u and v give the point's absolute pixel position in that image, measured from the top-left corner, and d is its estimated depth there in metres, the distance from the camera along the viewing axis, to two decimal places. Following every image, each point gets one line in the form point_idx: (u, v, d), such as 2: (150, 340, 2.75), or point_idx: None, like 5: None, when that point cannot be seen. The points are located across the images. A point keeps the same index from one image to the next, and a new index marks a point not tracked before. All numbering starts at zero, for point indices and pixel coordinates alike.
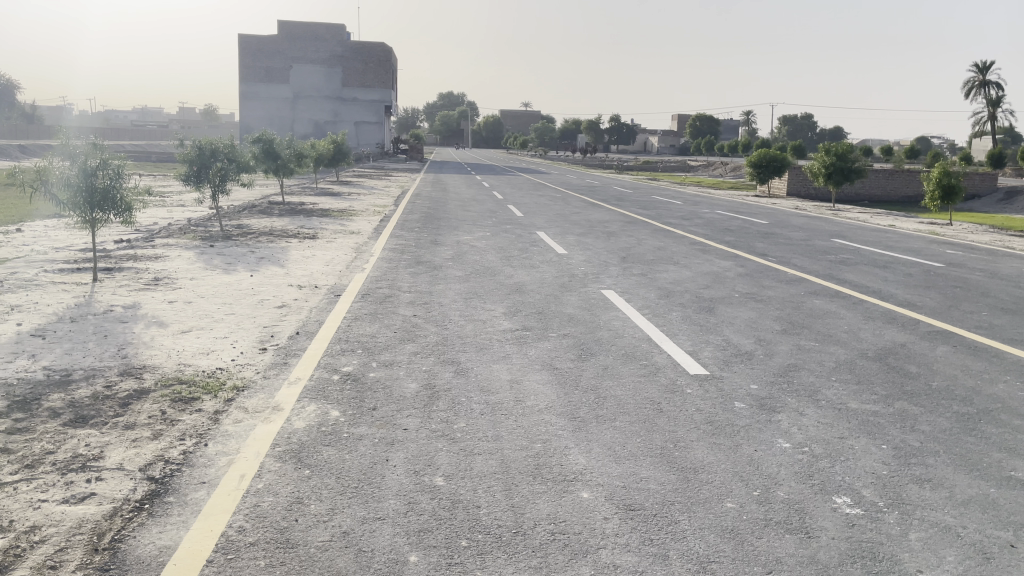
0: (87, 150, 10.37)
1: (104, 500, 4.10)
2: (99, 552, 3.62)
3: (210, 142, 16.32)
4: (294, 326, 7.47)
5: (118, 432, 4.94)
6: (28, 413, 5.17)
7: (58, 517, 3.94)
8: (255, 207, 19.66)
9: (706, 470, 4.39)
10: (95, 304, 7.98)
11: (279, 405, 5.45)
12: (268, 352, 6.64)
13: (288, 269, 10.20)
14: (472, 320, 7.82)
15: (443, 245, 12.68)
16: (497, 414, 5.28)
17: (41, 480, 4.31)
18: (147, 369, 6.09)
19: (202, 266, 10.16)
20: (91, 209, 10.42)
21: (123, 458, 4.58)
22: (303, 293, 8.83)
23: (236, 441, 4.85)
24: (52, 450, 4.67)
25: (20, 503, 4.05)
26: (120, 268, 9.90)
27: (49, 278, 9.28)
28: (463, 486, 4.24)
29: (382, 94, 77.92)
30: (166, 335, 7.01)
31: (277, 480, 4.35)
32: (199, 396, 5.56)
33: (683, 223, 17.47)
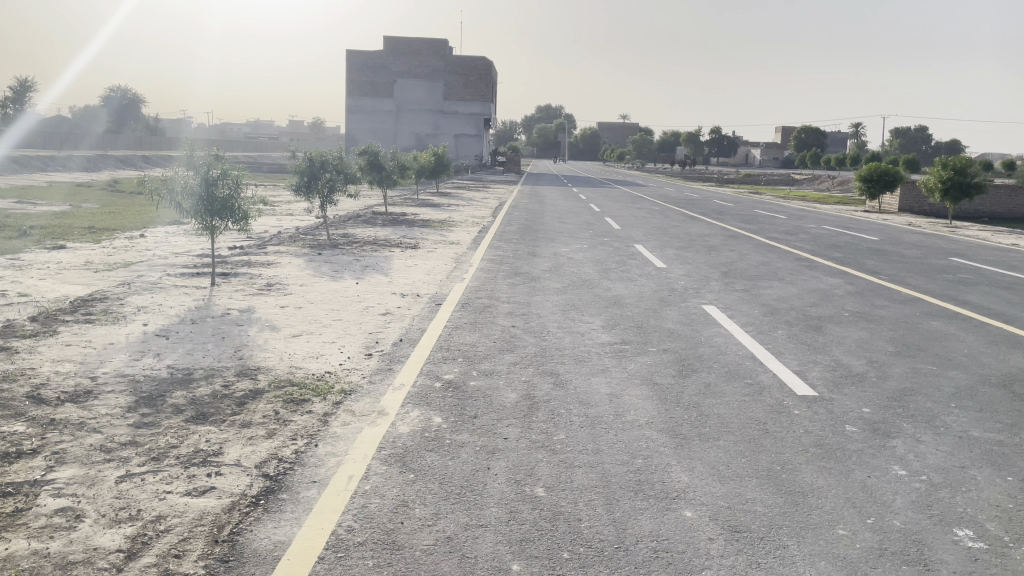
0: (209, 161, 10.94)
1: (223, 494, 4.32)
2: (219, 544, 3.81)
3: (320, 154, 16.97)
4: (397, 333, 7.68)
5: (235, 429, 5.20)
6: (154, 408, 5.50)
7: (181, 508, 4.17)
8: (359, 217, 20.27)
9: (816, 495, 4.25)
10: (213, 307, 8.41)
11: (384, 409, 5.60)
12: (373, 357, 6.85)
13: (392, 278, 10.47)
14: (571, 332, 7.82)
15: (541, 257, 12.75)
16: (597, 427, 5.26)
17: (166, 472, 4.57)
18: (262, 370, 6.38)
19: (311, 273, 10.55)
20: (211, 216, 10.98)
21: (241, 455, 4.82)
22: (406, 301, 9.05)
23: (344, 443, 5.02)
24: (176, 444, 4.95)
25: (147, 494, 4.32)
26: (236, 274, 10.39)
27: (172, 282, 9.85)
28: (565, 498, 4.25)
29: (481, 107, 79.14)
30: (279, 338, 7.33)
31: (383, 482, 4.48)
32: (310, 398, 5.79)
33: (788, 238, 16.99)
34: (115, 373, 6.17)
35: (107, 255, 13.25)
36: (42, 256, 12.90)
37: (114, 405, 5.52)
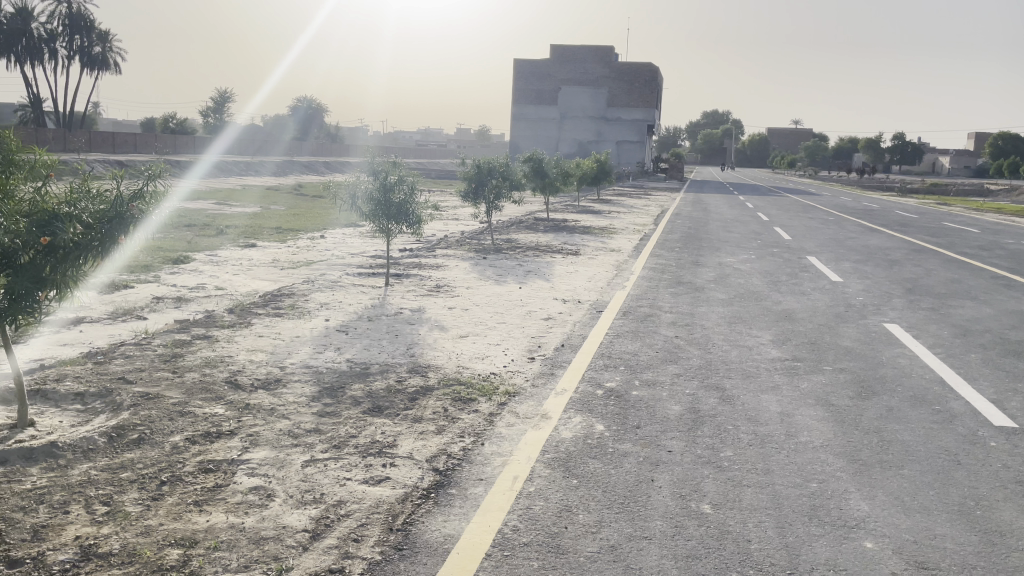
0: (387, 168, 11.55)
1: (398, 485, 4.54)
2: (393, 532, 4.01)
3: (487, 160, 17.45)
4: (560, 338, 7.75)
5: (408, 423, 5.45)
6: (335, 399, 5.88)
7: (359, 495, 4.42)
8: (521, 223, 20.67)
9: (1017, 537, 3.88)
10: (387, 306, 8.87)
11: (547, 413, 5.67)
12: (537, 361, 6.96)
13: (554, 284, 10.59)
14: (738, 346, 7.57)
15: (706, 267, 12.44)
16: (767, 446, 5.07)
17: (346, 460, 4.87)
18: (431, 368, 6.66)
19: (477, 277, 10.86)
20: (387, 220, 11.57)
21: (413, 448, 5.04)
22: (568, 307, 9.12)
23: (509, 444, 5.13)
24: (354, 434, 5.26)
25: (329, 479, 4.62)
26: (407, 275, 10.88)
27: (350, 281, 10.46)
28: (733, 517, 4.13)
29: (645, 113, 78.22)
30: (447, 338, 7.61)
31: (547, 485, 4.53)
32: (476, 398, 5.96)
33: (983, 254, 15.58)
34: (301, 364, 6.65)
35: (292, 253, 14.29)
36: (237, 253, 14.11)
37: (300, 393, 5.95)
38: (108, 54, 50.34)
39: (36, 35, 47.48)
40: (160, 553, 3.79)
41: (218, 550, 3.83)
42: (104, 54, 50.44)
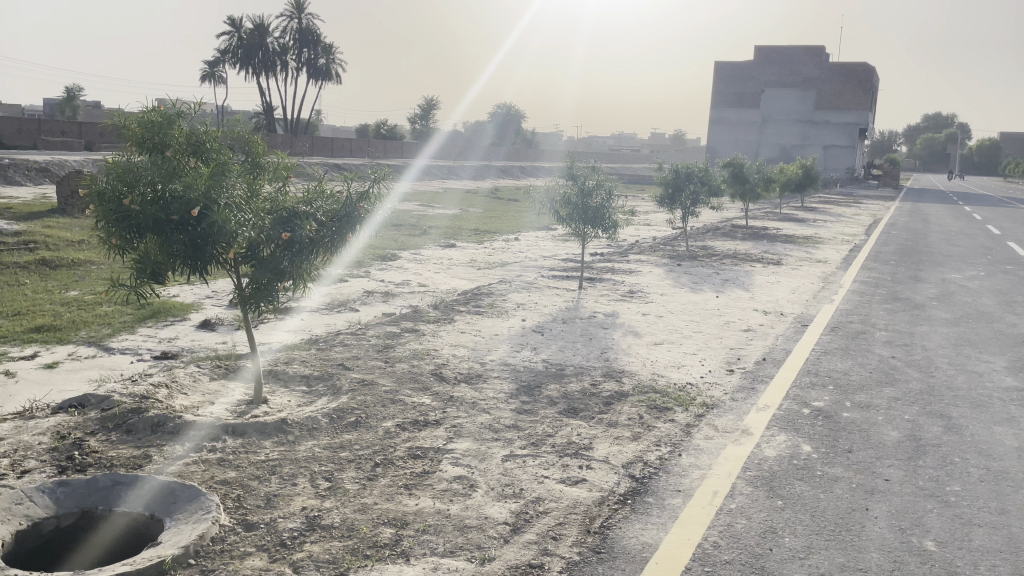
0: (586, 172, 11.66)
1: (594, 488, 4.57)
2: (590, 534, 4.03)
3: (686, 165, 17.13)
4: (760, 351, 7.45)
5: (604, 427, 5.47)
6: (532, 397, 6.02)
7: (557, 494, 4.50)
8: (716, 230, 20.09)
9: None
10: (582, 309, 8.95)
11: (749, 429, 5.47)
12: (736, 374, 6.73)
13: (754, 294, 10.19)
14: (965, 371, 6.90)
15: (925, 283, 11.45)
16: (1002, 484, 4.58)
17: (544, 458, 4.96)
18: (627, 373, 6.63)
19: (672, 284, 10.70)
20: (584, 224, 11.67)
21: (610, 453, 5.05)
22: (769, 319, 8.75)
23: (708, 457, 5.00)
24: (552, 433, 5.36)
25: (528, 475, 4.73)
26: (601, 279, 10.93)
27: (545, 282, 10.68)
28: (962, 558, 3.77)
29: (857, 117, 72.53)
30: (642, 344, 7.56)
31: (749, 504, 4.37)
32: (673, 407, 5.87)
33: None
34: (499, 361, 6.87)
35: (489, 254, 14.79)
36: (439, 252, 14.83)
37: (499, 390, 6.15)
38: (332, 65, 54.69)
39: (271, 48, 52.52)
40: (375, 530, 4.06)
41: (426, 533, 4.04)
42: (326, 65, 54.83)
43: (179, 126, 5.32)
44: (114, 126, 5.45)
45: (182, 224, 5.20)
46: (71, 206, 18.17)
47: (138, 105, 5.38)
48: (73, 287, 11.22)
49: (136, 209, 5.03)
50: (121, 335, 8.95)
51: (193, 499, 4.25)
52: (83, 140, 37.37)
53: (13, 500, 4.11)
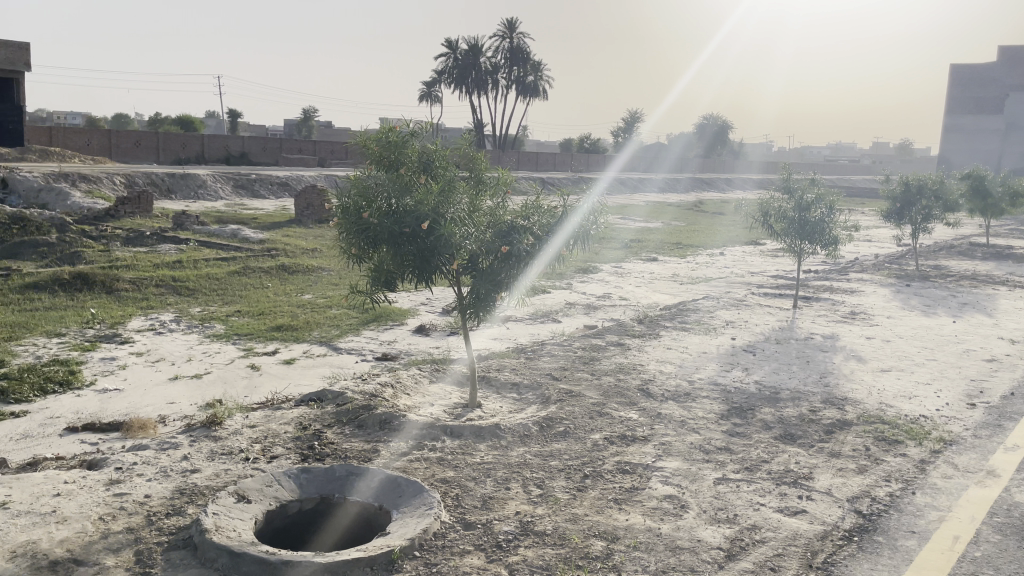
0: (805, 186, 11.10)
1: (816, 520, 4.32)
2: (812, 569, 3.82)
3: (917, 178, 15.79)
4: (1008, 385, 6.69)
5: (824, 457, 5.16)
6: (744, 420, 5.80)
7: (775, 523, 4.30)
8: (951, 248, 18.29)
9: None
10: (797, 330, 8.51)
11: (995, 470, 4.93)
12: (979, 409, 6.08)
13: (998, 320, 9.16)
14: None
15: None
16: None
17: (759, 485, 4.77)
18: (849, 401, 6.21)
19: (900, 306, 9.89)
20: (800, 239, 11.10)
21: (832, 484, 4.76)
22: (1018, 349, 7.83)
23: (947, 498, 4.57)
24: (767, 459, 5.14)
25: (743, 501, 4.57)
26: (819, 299, 10.34)
27: (757, 300, 10.27)
28: None
29: None
30: (866, 370, 7.05)
31: (999, 554, 3.94)
32: (904, 441, 5.42)
33: None
34: (709, 380, 6.70)
35: (692, 269, 14.49)
36: (642, 267, 14.73)
37: (709, 410, 5.99)
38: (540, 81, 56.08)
39: (483, 68, 54.90)
40: (586, 541, 4.10)
41: (637, 550, 4.01)
42: (535, 82, 56.32)
43: (412, 146, 5.72)
44: (356, 147, 5.97)
45: (413, 236, 5.60)
46: (306, 217, 20.02)
47: (378, 126, 5.85)
48: (308, 291, 12.36)
49: (374, 222, 5.47)
50: (348, 337, 9.72)
51: (417, 494, 4.52)
52: (316, 158, 41.11)
53: (265, 482, 4.58)
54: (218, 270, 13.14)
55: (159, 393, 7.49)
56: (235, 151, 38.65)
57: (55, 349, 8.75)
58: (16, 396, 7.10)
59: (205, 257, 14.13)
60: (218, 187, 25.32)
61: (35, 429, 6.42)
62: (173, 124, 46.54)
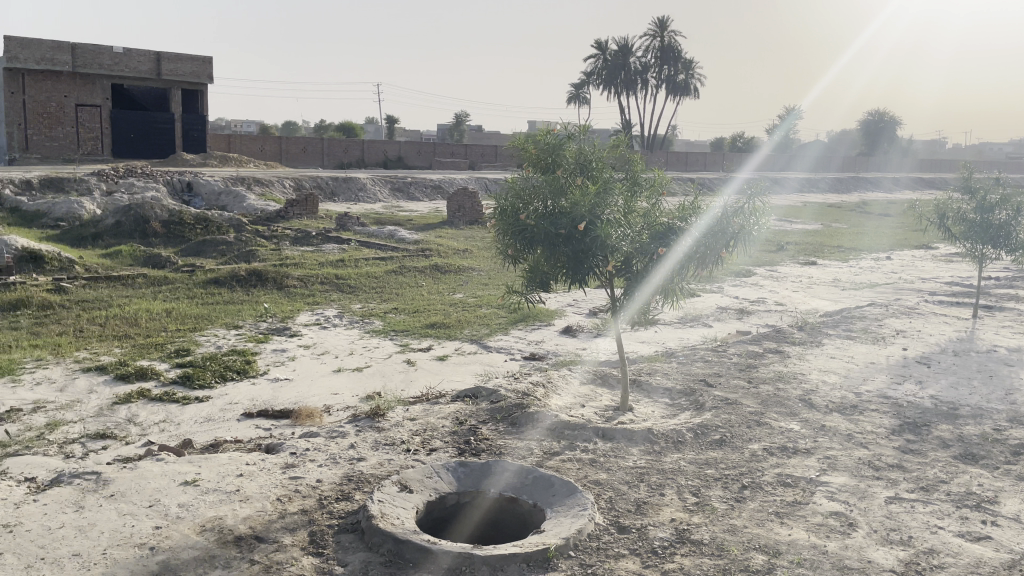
0: (987, 186, 10.24)
1: (1002, 548, 3.98)
2: None
3: None
4: None
5: (1013, 481, 4.74)
6: (918, 436, 5.43)
7: (955, 548, 4.00)
8: None
9: None
10: (978, 341, 7.87)
11: None
12: None
13: None
14: None
15: None
16: None
17: (937, 506, 4.45)
18: None
19: None
20: (981, 243, 10.25)
21: (1022, 511, 4.36)
22: None
23: None
24: (945, 479, 4.78)
25: (918, 522, 4.27)
26: (1003, 308, 9.50)
27: (930, 308, 9.58)
28: None
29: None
30: None
31: None
32: None
33: None
34: (878, 393, 6.31)
35: (855, 274, 13.73)
36: (800, 270, 14.12)
37: (878, 424, 5.65)
38: (690, 79, 54.87)
39: (633, 68, 54.45)
40: (746, 554, 3.98)
41: (802, 567, 3.84)
42: (685, 81, 55.17)
43: (568, 147, 5.74)
44: (514, 148, 6.06)
45: (569, 238, 5.63)
46: (458, 219, 20.63)
47: (535, 129, 5.91)
48: (460, 290, 12.73)
49: (531, 224, 5.57)
50: (497, 335, 9.92)
51: (571, 495, 4.55)
52: (467, 162, 42.27)
53: (426, 473, 4.76)
54: (377, 269, 13.79)
55: (325, 384, 7.96)
56: (392, 155, 40.42)
57: (233, 340, 9.49)
58: (200, 381, 7.76)
59: (364, 256, 14.86)
60: (377, 190, 26.56)
61: (217, 413, 6.99)
62: (336, 131, 49.28)
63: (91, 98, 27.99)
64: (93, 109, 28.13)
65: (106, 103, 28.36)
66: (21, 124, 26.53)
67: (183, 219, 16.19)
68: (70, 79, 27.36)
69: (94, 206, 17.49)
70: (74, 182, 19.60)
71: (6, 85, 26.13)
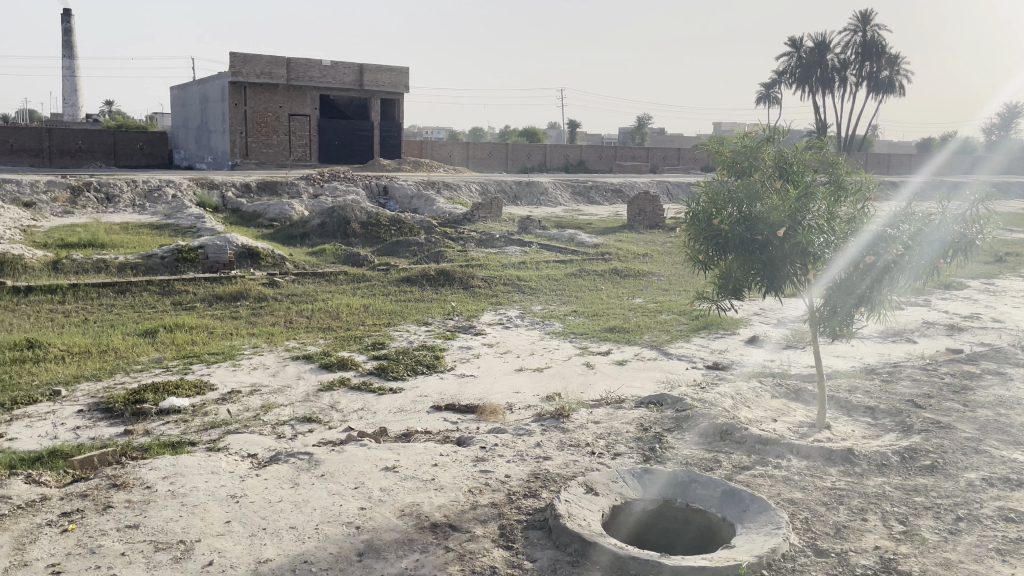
0: None
1: None
2: None
3: None
4: None
5: None
6: None
7: None
8: None
9: None
10: None
11: None
12: None
13: None
14: None
15: None
16: None
17: None
18: None
19: None
20: None
21: None
22: None
23: None
24: None
25: None
26: None
27: None
28: None
29: None
30: None
31: None
32: None
33: None
34: None
35: None
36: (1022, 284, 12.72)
37: None
38: (894, 76, 51.00)
39: (829, 65, 51.41)
40: None
41: None
42: (890, 77, 51.39)
43: (767, 151, 5.54)
44: (707, 152, 5.94)
45: (765, 244, 5.42)
46: (638, 223, 20.47)
47: (731, 133, 5.78)
48: (640, 295, 12.62)
49: (726, 229, 5.43)
50: (679, 342, 9.74)
51: (763, 512, 4.37)
52: (648, 165, 41.80)
53: (612, 477, 4.75)
54: (558, 272, 13.97)
55: (507, 382, 8.17)
56: (573, 159, 40.65)
57: (423, 335, 9.98)
58: (394, 373, 8.23)
59: (546, 259, 15.12)
60: (558, 194, 26.90)
61: (409, 404, 7.38)
62: (519, 136, 50.48)
63: (301, 108, 30.39)
64: (302, 119, 30.53)
65: (314, 113, 30.74)
66: (243, 132, 29.03)
67: (379, 221, 17.23)
68: (285, 91, 29.83)
69: (302, 208, 19.01)
70: (285, 185, 21.42)
71: (230, 97, 28.54)
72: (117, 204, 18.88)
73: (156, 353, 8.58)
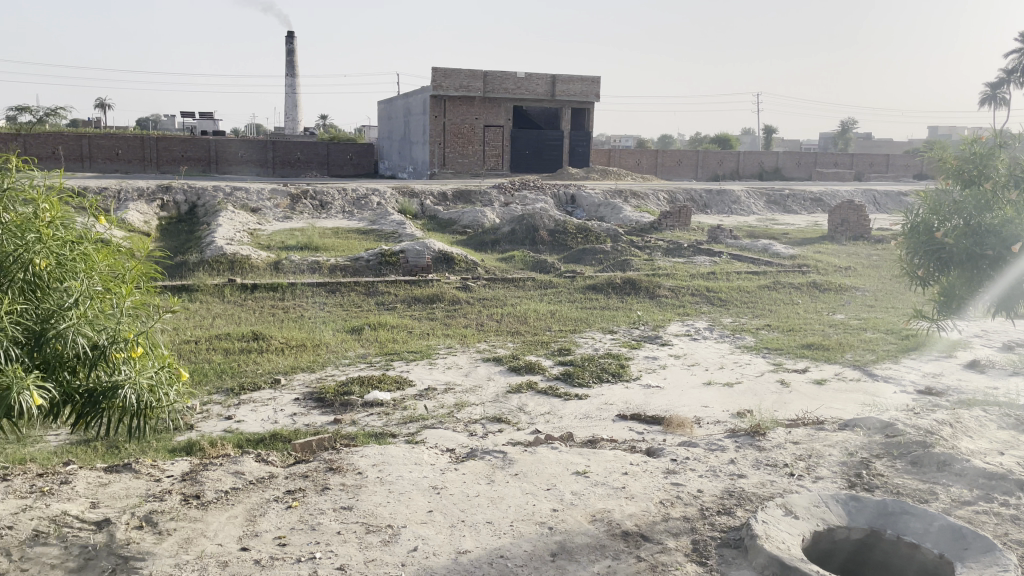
0: None
1: None
2: None
3: None
4: None
5: None
6: None
7: None
8: None
9: None
10: None
11: None
12: None
13: None
14: None
15: None
16: None
17: None
18: None
19: None
20: None
21: None
22: None
23: None
24: None
25: None
26: None
27: None
28: None
29: None
30: None
31: None
32: None
33: None
34: None
35: None
36: None
37: None
38: None
39: None
40: None
41: None
42: None
43: (1000, 157, 5.09)
44: (927, 160, 5.55)
45: (997, 259, 4.95)
46: (840, 234, 19.29)
47: (956, 138, 5.35)
48: (840, 310, 11.91)
49: (950, 242, 5.04)
50: (886, 363, 9.08)
51: (987, 551, 3.98)
52: (851, 173, 39.33)
53: (813, 501, 4.51)
54: (751, 283, 13.49)
55: (695, 395, 8.00)
56: (768, 166, 39.12)
57: (609, 343, 10.01)
58: (580, 380, 8.32)
59: (738, 270, 14.64)
60: (752, 203, 25.95)
61: (595, 411, 7.43)
62: (711, 143, 49.18)
63: (496, 119, 31.46)
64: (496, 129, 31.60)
65: (507, 124, 31.68)
66: (441, 143, 30.55)
67: (567, 228, 17.47)
68: (481, 103, 31.04)
69: (494, 215, 19.70)
70: (478, 194, 22.28)
71: (431, 110, 30.13)
72: (329, 210, 20.52)
73: (362, 349, 9.25)
